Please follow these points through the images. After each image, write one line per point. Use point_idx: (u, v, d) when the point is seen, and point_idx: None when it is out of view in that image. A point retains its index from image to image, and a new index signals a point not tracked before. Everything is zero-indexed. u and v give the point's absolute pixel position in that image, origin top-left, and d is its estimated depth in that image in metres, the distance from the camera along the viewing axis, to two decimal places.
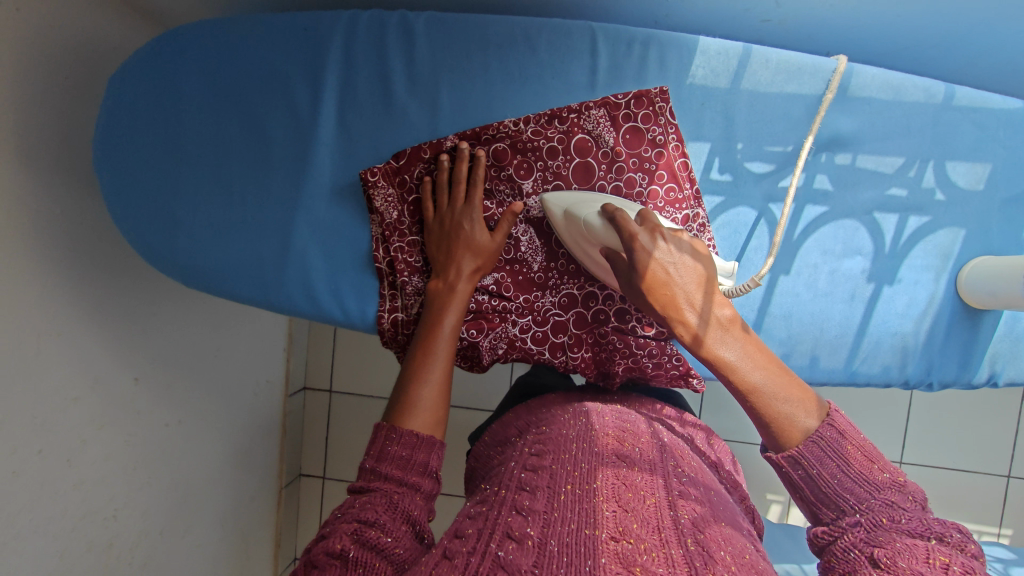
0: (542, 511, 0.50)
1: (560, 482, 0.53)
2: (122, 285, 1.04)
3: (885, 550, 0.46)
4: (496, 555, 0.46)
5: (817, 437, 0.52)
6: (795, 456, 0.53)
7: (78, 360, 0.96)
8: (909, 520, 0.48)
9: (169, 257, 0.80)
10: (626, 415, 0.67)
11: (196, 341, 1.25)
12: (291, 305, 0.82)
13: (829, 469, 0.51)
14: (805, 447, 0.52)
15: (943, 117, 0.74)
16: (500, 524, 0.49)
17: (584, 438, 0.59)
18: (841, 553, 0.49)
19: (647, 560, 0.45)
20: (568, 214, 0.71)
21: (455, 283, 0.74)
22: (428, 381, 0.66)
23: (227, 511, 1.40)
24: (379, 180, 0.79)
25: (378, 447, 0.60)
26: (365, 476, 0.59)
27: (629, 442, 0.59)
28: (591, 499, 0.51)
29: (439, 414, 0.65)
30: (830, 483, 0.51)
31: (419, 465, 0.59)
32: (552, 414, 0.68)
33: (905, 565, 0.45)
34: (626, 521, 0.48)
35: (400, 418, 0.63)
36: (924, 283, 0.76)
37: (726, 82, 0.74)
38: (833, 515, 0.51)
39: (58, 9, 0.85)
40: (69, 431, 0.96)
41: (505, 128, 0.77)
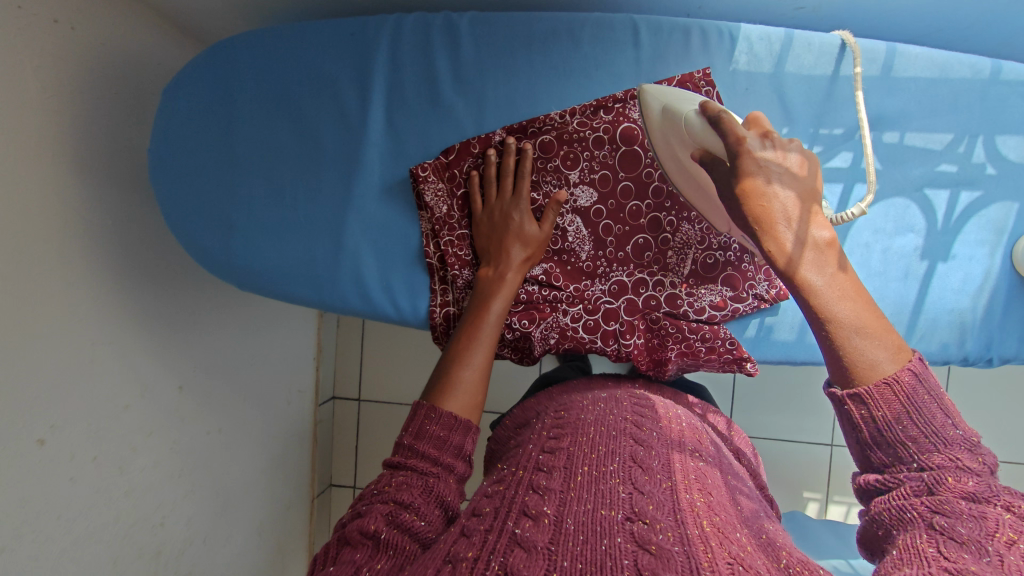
0: (559, 490, 0.49)
1: (578, 462, 0.53)
2: (170, 294, 1.05)
3: (944, 515, 0.42)
4: (513, 532, 0.45)
5: (891, 381, 0.46)
6: (861, 396, 0.46)
7: (128, 368, 0.97)
8: (974, 484, 0.43)
9: (224, 258, 0.81)
10: (648, 402, 0.67)
11: (234, 349, 1.25)
12: (344, 302, 0.83)
13: (899, 417, 0.45)
14: (875, 389, 0.46)
15: (990, 93, 0.74)
16: (516, 502, 0.49)
17: (601, 422, 0.60)
18: (896, 510, 0.45)
19: (662, 539, 0.44)
20: (668, 111, 0.69)
21: (504, 271, 0.75)
22: (470, 364, 0.67)
23: (264, 520, 1.40)
24: (429, 175, 0.81)
25: (418, 425, 0.60)
26: (403, 453, 0.59)
27: (646, 427, 0.59)
28: (607, 480, 0.50)
29: (477, 399, 0.65)
30: (894, 430, 0.46)
31: (455, 447, 0.60)
32: (572, 400, 0.68)
33: (964, 532, 0.40)
34: (640, 502, 0.47)
35: (440, 398, 0.63)
36: (979, 258, 0.76)
37: (770, 66, 0.76)
38: (888, 459, 0.46)
39: (113, 26, 0.88)
40: (121, 438, 0.97)
41: (552, 121, 0.79)
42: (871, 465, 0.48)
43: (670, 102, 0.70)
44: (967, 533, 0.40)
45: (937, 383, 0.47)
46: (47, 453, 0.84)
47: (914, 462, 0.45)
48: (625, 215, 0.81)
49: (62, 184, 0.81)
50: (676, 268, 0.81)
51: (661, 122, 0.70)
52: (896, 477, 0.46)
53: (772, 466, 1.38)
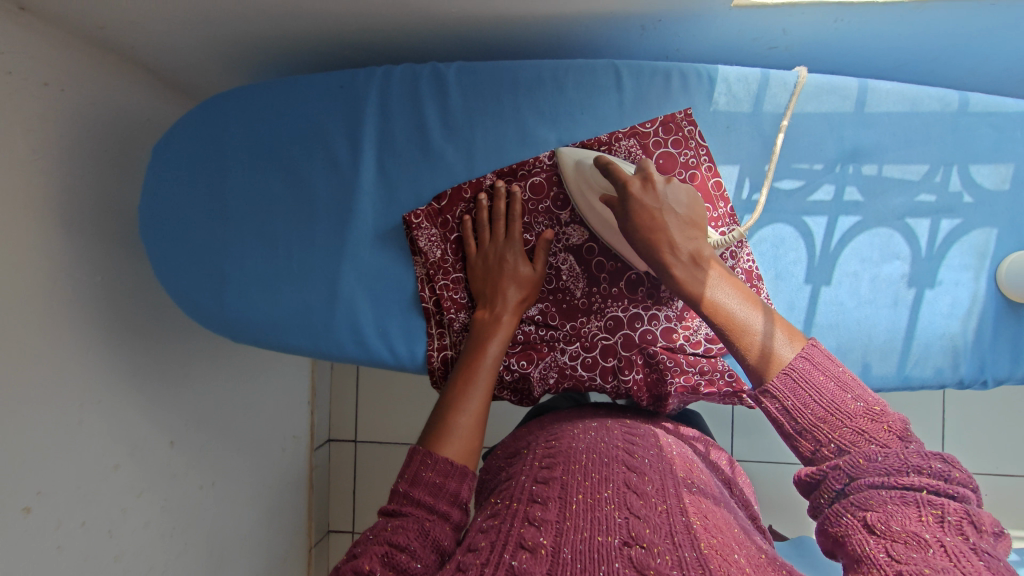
0: (555, 521, 0.48)
1: (572, 491, 0.50)
2: (161, 347, 1.03)
3: (877, 512, 0.44)
4: (510, 564, 0.44)
5: (789, 369, 0.51)
6: (769, 391, 0.52)
7: (118, 426, 0.95)
8: (886, 456, 0.46)
9: (218, 312, 0.81)
10: (641, 430, 0.65)
11: (226, 398, 1.23)
12: (341, 350, 0.82)
13: (804, 401, 0.50)
14: (778, 380, 0.51)
15: (960, 123, 0.78)
16: (513, 535, 0.47)
17: (594, 449, 0.57)
18: (833, 515, 0.46)
19: (660, 563, 0.43)
20: (579, 166, 0.75)
21: (500, 313, 0.75)
22: (466, 409, 0.66)
23: (260, 574, 1.35)
24: (422, 222, 0.81)
25: (413, 471, 0.59)
26: (398, 499, 0.58)
27: (638, 454, 0.57)
28: (603, 507, 0.49)
29: (473, 446, 0.64)
30: (804, 416, 0.50)
31: (450, 493, 0.58)
32: (562, 429, 0.66)
33: (900, 526, 0.43)
34: (638, 526, 0.47)
35: (435, 445, 0.62)
36: (964, 283, 0.78)
37: (748, 106, 0.78)
38: (812, 447, 0.50)
39: (102, 87, 0.89)
40: (110, 499, 0.94)
41: (541, 163, 0.81)
42: (808, 458, 0.51)
43: (581, 157, 0.77)
44: (904, 526, 0.42)
45: (832, 360, 0.51)
46: (32, 523, 0.81)
47: (832, 442, 0.49)
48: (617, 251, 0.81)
49: (51, 245, 0.81)
50: (670, 301, 0.81)
51: (574, 176, 0.77)
52: (823, 466, 0.48)
53: (777, 492, 1.36)
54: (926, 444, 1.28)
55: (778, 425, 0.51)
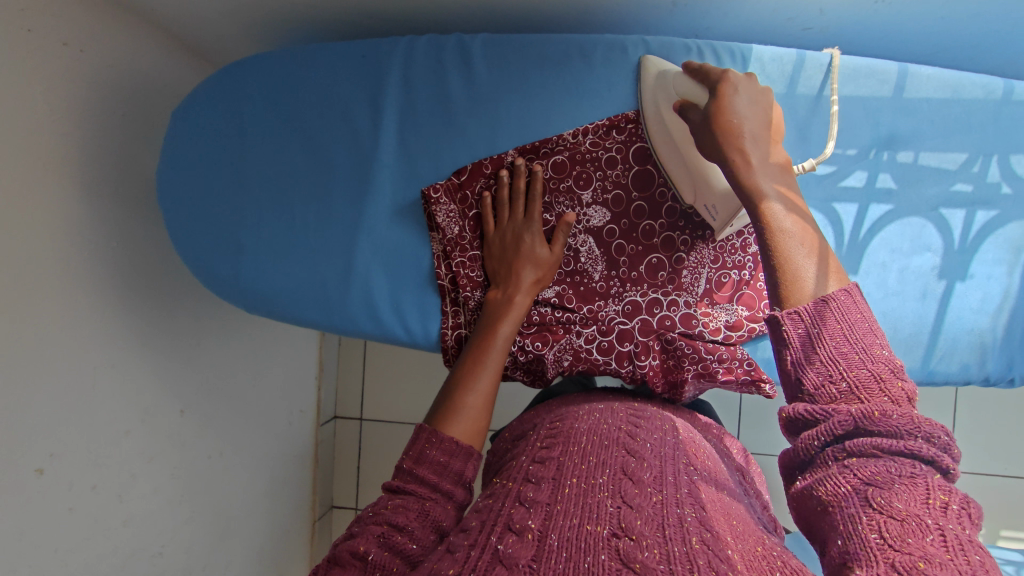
0: (546, 503, 0.47)
1: (567, 473, 0.50)
2: (174, 316, 1.03)
3: (879, 488, 0.38)
4: (496, 549, 0.44)
5: (828, 299, 0.47)
6: (798, 314, 0.47)
7: (130, 393, 0.95)
8: (898, 413, 0.41)
9: (232, 281, 0.80)
10: (645, 412, 0.63)
11: (236, 370, 1.22)
12: (354, 324, 0.82)
13: (827, 334, 0.45)
14: (811, 305, 0.47)
15: (1003, 112, 0.75)
16: (503, 516, 0.47)
17: (595, 430, 0.56)
18: (827, 481, 0.41)
19: (648, 557, 0.41)
20: (662, 76, 0.74)
21: (513, 294, 0.74)
22: (475, 389, 0.66)
23: (263, 545, 1.36)
24: (441, 197, 0.80)
25: (418, 449, 0.59)
26: (401, 477, 0.57)
27: (640, 437, 0.55)
28: (595, 494, 0.47)
29: (481, 425, 0.63)
30: (823, 347, 0.45)
31: (454, 473, 0.58)
32: (566, 411, 0.65)
33: (902, 506, 0.37)
34: (629, 517, 0.44)
35: (443, 423, 0.62)
36: (996, 278, 0.76)
37: (782, 87, 0.76)
38: (818, 381, 0.45)
39: (121, 49, 0.87)
40: (121, 465, 0.94)
41: (564, 141, 0.79)
42: (802, 393, 0.46)
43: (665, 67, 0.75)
44: (905, 508, 0.37)
45: (865, 310, 0.47)
46: (45, 484, 0.81)
47: (844, 381, 0.44)
48: (638, 234, 0.80)
49: (67, 208, 0.80)
50: (690, 287, 0.79)
51: (654, 86, 0.75)
52: (823, 407, 0.43)
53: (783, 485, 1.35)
54: None
55: (792, 349, 0.46)
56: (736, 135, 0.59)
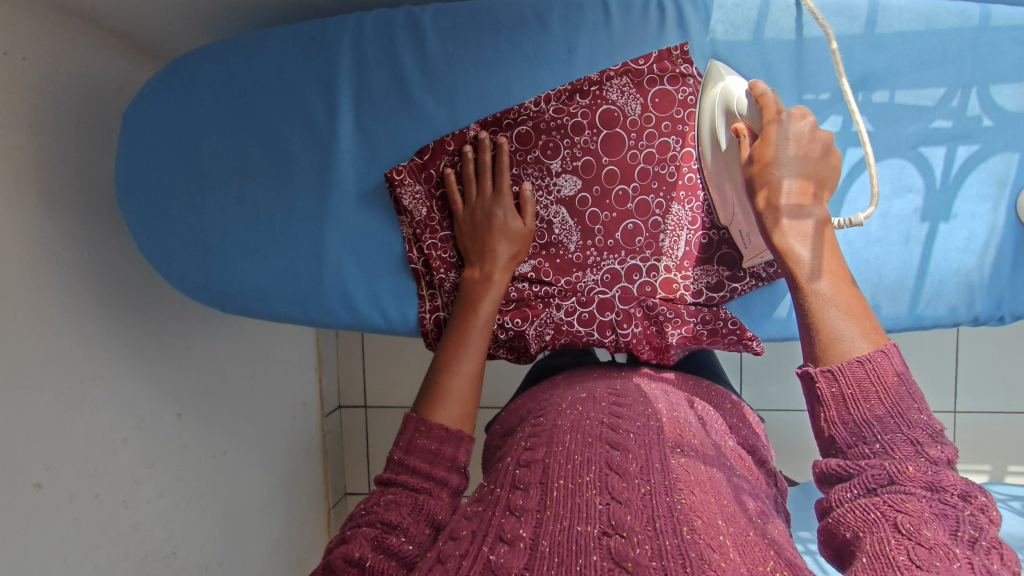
0: (536, 510, 0.46)
1: (553, 476, 0.48)
2: (156, 322, 1.02)
3: (910, 515, 0.41)
4: (488, 558, 0.43)
5: (864, 360, 0.48)
6: (831, 373, 0.48)
7: (121, 402, 0.94)
8: (935, 476, 0.43)
9: (205, 283, 0.79)
10: (626, 392, 0.63)
11: (229, 371, 1.22)
12: (332, 316, 0.81)
13: (866, 395, 0.46)
14: (847, 365, 0.48)
15: (981, 40, 0.71)
16: (493, 526, 0.46)
17: (577, 427, 0.54)
18: (858, 508, 0.44)
19: (640, 554, 0.41)
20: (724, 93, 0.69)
21: (492, 272, 0.73)
22: (460, 371, 0.65)
23: (280, 538, 1.39)
24: (405, 178, 0.78)
25: (407, 439, 0.58)
26: (393, 469, 0.57)
27: (623, 428, 0.54)
28: (584, 492, 0.46)
29: (471, 407, 0.63)
30: (860, 409, 0.46)
31: (447, 460, 0.58)
32: (550, 402, 0.63)
33: (930, 534, 0.40)
34: (618, 513, 0.44)
35: (429, 409, 0.61)
36: (981, 215, 0.73)
37: (748, 34, 0.73)
38: (851, 440, 0.47)
39: (65, 53, 0.84)
40: (121, 473, 0.95)
41: (527, 110, 0.76)
42: (833, 449, 0.48)
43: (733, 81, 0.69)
44: (933, 536, 0.40)
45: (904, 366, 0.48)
46: (45, 498, 0.82)
47: (877, 443, 0.46)
48: (611, 201, 0.77)
49: (30, 222, 0.78)
50: (669, 251, 0.77)
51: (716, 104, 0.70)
52: (855, 462, 0.46)
53: (784, 439, 1.35)
54: (934, 383, 1.26)
55: (826, 407, 0.48)
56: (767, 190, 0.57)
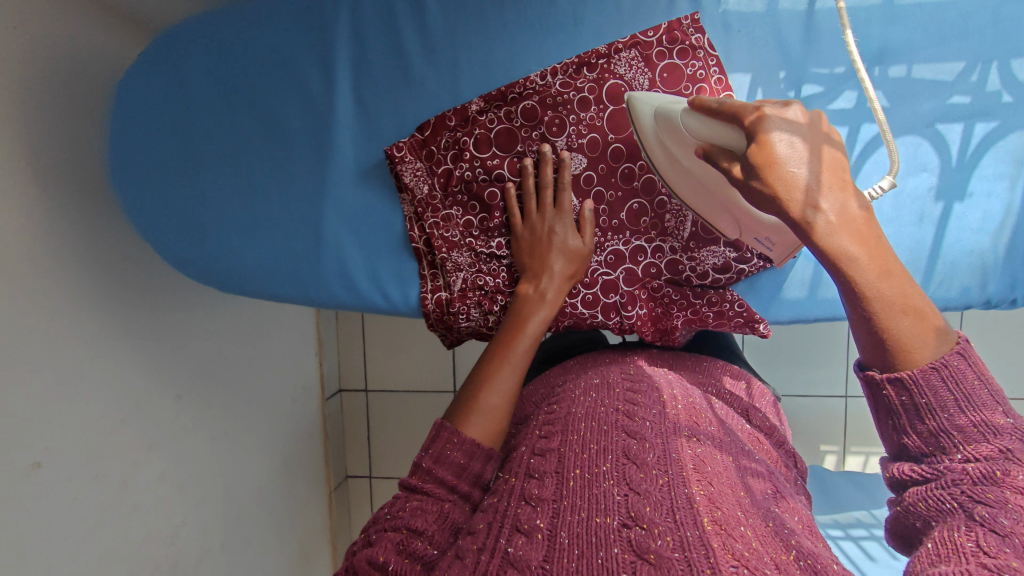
0: (552, 500, 0.45)
1: (569, 465, 0.47)
2: (152, 303, 1.01)
3: (988, 507, 0.42)
4: (506, 551, 0.43)
5: (939, 365, 0.46)
6: (900, 380, 0.47)
7: (118, 383, 0.94)
8: None
9: (202, 262, 0.77)
10: (640, 376, 0.61)
11: (229, 353, 1.21)
12: (332, 297, 0.79)
13: (944, 401, 0.46)
14: (920, 373, 0.47)
15: (1002, 13, 0.69)
16: (509, 518, 0.45)
17: (593, 416, 0.53)
18: (934, 504, 0.45)
19: (662, 546, 0.40)
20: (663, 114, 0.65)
21: (543, 290, 0.70)
22: (501, 387, 0.63)
23: (280, 519, 1.39)
24: (406, 155, 0.75)
25: (438, 448, 0.57)
26: (420, 476, 0.56)
27: (640, 417, 0.52)
28: (601, 483, 0.45)
29: (502, 425, 0.61)
30: (937, 416, 0.46)
31: (473, 475, 0.57)
32: (563, 389, 0.61)
33: (1007, 524, 0.40)
34: (637, 504, 0.43)
35: (465, 418, 0.60)
36: (998, 194, 0.72)
37: (761, 5, 0.71)
38: (929, 447, 0.47)
39: (53, 23, 0.81)
40: (120, 453, 0.94)
41: (533, 83, 0.73)
42: (907, 452, 0.49)
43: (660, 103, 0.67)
44: (1010, 524, 0.40)
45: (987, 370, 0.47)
46: (45, 478, 0.82)
47: (959, 450, 0.46)
48: (617, 179, 0.75)
49: (22, 197, 0.77)
50: (675, 232, 0.76)
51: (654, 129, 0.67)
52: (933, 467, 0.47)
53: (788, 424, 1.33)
54: None
55: (899, 415, 0.48)
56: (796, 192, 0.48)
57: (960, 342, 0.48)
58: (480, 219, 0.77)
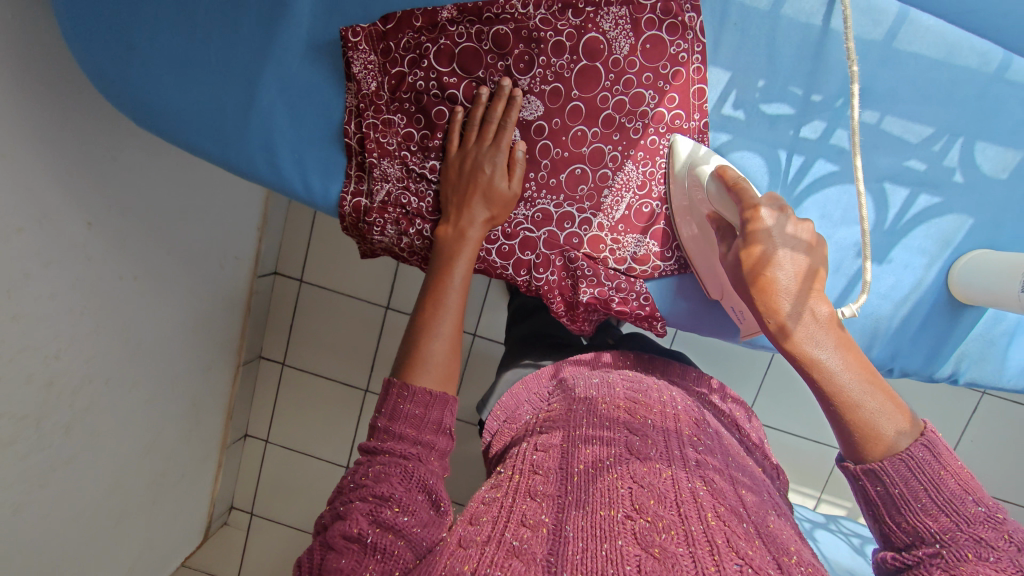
0: (556, 495, 0.53)
1: (574, 461, 0.55)
2: (82, 117, 0.91)
3: None
4: (511, 544, 0.47)
5: (905, 456, 0.50)
6: (870, 470, 0.51)
7: (25, 186, 0.83)
8: (1001, 559, 0.44)
9: (117, 87, 0.68)
10: (642, 380, 0.72)
11: (157, 192, 1.12)
12: (251, 169, 0.74)
13: (912, 490, 0.49)
14: (887, 464, 0.50)
15: (989, 90, 0.73)
16: (513, 513, 0.50)
17: (594, 412, 0.62)
18: None
19: (665, 539, 0.46)
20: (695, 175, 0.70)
21: (466, 229, 0.69)
22: (439, 335, 0.63)
23: (178, 376, 1.35)
24: (360, 42, 0.70)
25: (391, 405, 0.57)
26: (379, 437, 0.56)
27: (641, 414, 0.62)
28: (605, 477, 0.53)
29: (452, 372, 0.62)
30: (908, 506, 0.49)
31: (433, 422, 0.57)
32: (557, 392, 0.71)
33: None
34: (641, 497, 0.50)
35: (411, 373, 0.60)
36: (914, 268, 0.79)
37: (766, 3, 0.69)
38: (909, 539, 0.49)
39: None
40: (13, 261, 0.84)
41: (512, 9, 0.69)
42: (890, 545, 0.51)
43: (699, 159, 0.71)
44: None
45: (952, 457, 0.50)
46: None
47: (935, 541, 0.47)
48: (567, 139, 0.72)
49: None
50: (608, 209, 0.76)
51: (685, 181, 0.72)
52: (909, 556, 0.48)
53: None
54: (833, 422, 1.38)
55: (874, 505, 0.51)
56: (769, 298, 0.57)
57: (925, 431, 0.52)
58: (421, 135, 0.74)
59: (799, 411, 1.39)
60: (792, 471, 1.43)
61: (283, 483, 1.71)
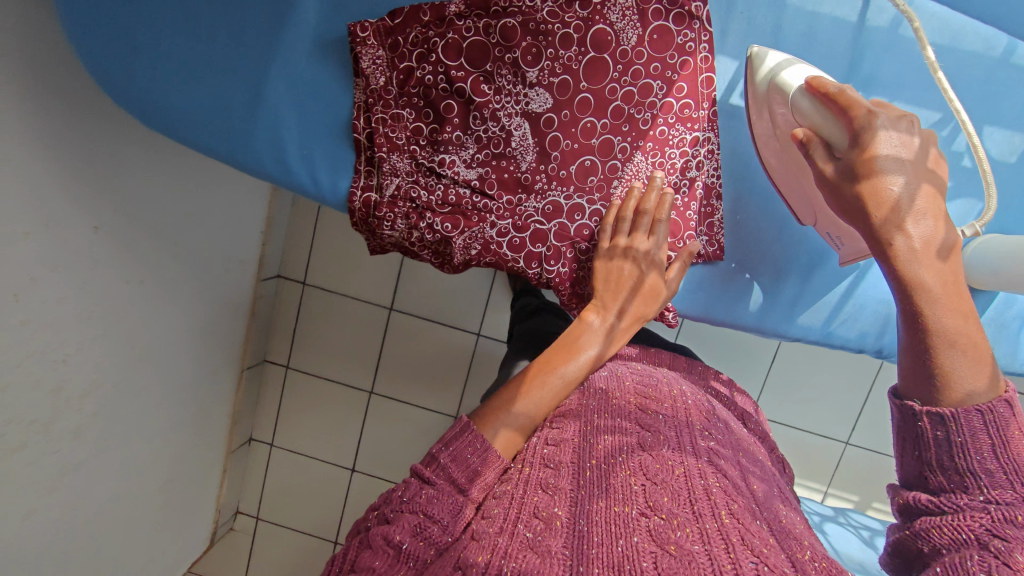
0: (569, 489, 0.52)
1: (586, 457, 0.54)
2: (88, 120, 0.91)
3: (1003, 537, 0.45)
4: (525, 536, 0.47)
5: (985, 410, 0.50)
6: (940, 416, 0.51)
7: (31, 191, 0.82)
8: None
9: (122, 87, 0.68)
10: (652, 374, 0.71)
11: (164, 195, 1.12)
12: (259, 168, 0.74)
13: (976, 443, 0.50)
14: (962, 413, 0.51)
15: (995, 74, 0.77)
16: (527, 504, 0.50)
17: (607, 409, 0.61)
18: (947, 528, 0.48)
19: (680, 536, 0.46)
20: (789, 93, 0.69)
21: (611, 321, 0.68)
22: (541, 404, 0.61)
23: (185, 380, 1.34)
24: (369, 37, 0.71)
25: (456, 446, 0.56)
26: (433, 467, 0.56)
27: (652, 410, 0.61)
28: (618, 474, 0.52)
29: (520, 434, 0.60)
30: (965, 458, 0.50)
31: (485, 482, 0.56)
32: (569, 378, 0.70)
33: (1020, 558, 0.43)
34: (655, 494, 0.50)
35: (487, 422, 0.59)
36: None
37: None
38: (951, 484, 0.51)
39: None
40: (19, 266, 0.84)
41: (520, 2, 0.70)
42: (926, 485, 0.53)
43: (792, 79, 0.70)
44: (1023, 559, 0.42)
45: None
46: None
47: (980, 494, 0.49)
48: (577, 131, 0.74)
49: None
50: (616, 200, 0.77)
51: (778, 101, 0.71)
52: (946, 501, 0.50)
53: None
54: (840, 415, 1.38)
55: (929, 450, 0.52)
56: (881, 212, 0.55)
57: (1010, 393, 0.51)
58: (430, 129, 0.74)
59: (807, 405, 1.39)
60: (799, 465, 1.43)
61: (289, 488, 1.71)
